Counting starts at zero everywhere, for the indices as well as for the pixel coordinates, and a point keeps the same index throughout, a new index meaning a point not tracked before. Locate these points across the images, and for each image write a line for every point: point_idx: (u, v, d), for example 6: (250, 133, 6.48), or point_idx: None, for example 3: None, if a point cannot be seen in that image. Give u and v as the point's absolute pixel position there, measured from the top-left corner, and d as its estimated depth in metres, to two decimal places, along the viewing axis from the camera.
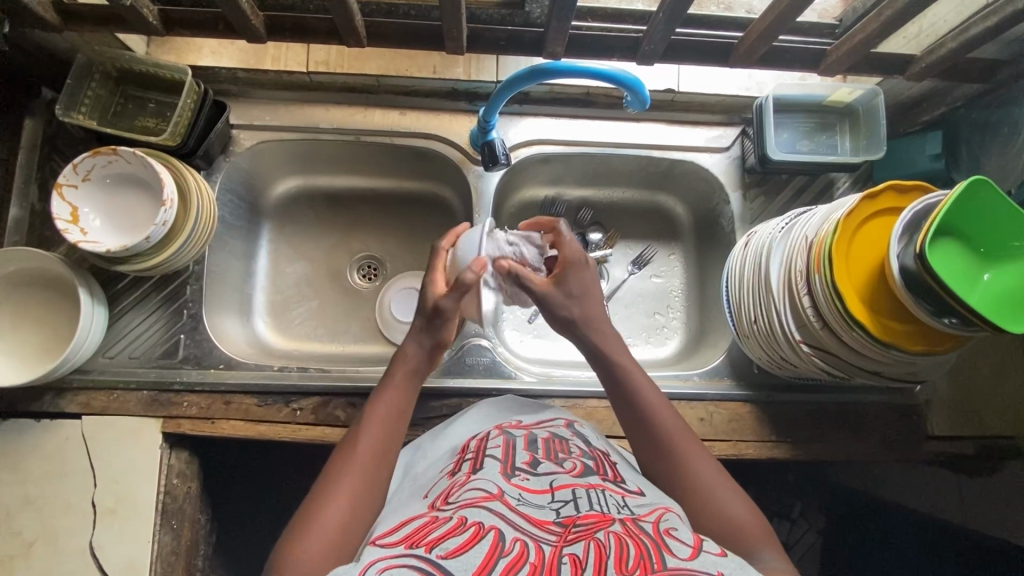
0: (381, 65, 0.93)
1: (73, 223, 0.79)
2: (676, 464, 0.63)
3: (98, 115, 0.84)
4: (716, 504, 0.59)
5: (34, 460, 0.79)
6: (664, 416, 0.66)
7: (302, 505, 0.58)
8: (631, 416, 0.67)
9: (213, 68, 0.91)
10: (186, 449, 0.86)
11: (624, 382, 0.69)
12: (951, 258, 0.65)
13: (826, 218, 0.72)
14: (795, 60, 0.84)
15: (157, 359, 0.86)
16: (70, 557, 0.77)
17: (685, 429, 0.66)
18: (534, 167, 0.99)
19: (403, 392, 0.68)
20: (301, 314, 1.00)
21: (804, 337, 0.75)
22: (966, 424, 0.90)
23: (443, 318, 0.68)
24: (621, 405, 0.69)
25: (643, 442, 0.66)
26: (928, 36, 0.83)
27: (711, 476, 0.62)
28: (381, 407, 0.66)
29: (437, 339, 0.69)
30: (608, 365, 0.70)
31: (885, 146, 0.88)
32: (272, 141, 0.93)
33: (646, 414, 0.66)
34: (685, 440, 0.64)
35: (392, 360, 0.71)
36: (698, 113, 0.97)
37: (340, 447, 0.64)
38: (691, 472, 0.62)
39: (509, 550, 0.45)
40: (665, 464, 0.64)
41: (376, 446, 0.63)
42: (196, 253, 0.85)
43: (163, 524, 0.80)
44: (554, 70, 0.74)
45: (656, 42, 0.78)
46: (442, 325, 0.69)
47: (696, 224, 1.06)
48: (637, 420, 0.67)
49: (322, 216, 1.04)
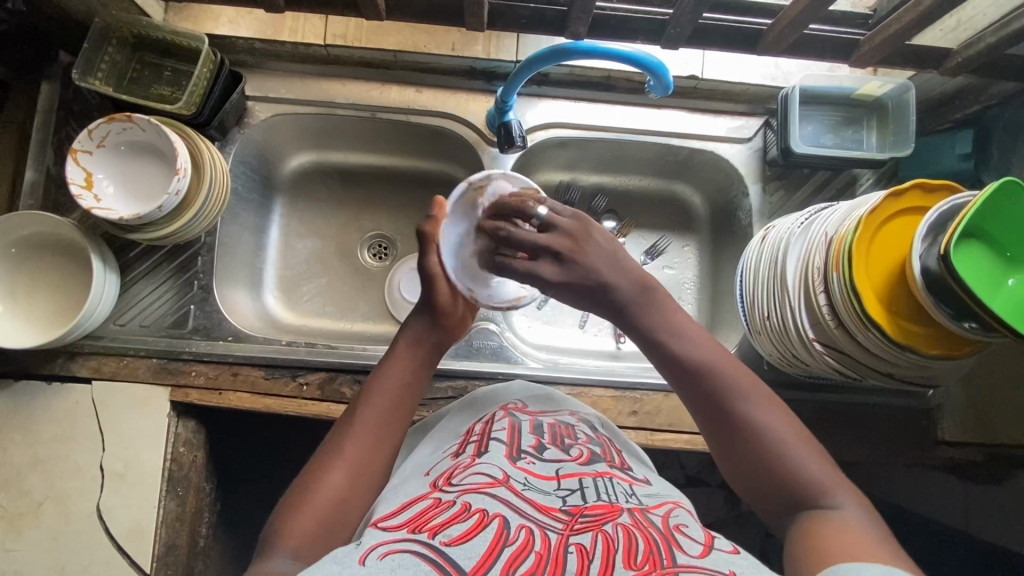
0: (400, 39, 0.91)
1: (87, 189, 0.79)
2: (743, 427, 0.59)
3: (114, 80, 0.84)
4: (788, 459, 0.56)
5: (45, 422, 0.80)
6: (748, 408, 0.59)
7: (301, 479, 0.58)
8: (707, 409, 0.61)
9: (230, 37, 0.89)
10: (194, 418, 0.86)
11: (682, 359, 0.63)
12: (977, 261, 0.63)
13: (847, 215, 0.70)
14: (825, 49, 0.81)
15: (167, 328, 0.86)
16: (77, 519, 0.78)
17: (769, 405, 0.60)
18: (551, 151, 0.98)
19: (408, 366, 0.67)
20: (310, 291, 1.00)
21: (818, 336, 0.74)
22: (978, 432, 0.88)
23: (430, 282, 0.70)
24: (689, 392, 0.62)
25: (695, 398, 0.62)
26: (967, 29, 0.81)
27: (770, 418, 0.59)
28: (386, 382, 0.65)
29: (431, 306, 0.71)
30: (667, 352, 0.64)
31: (912, 143, 0.86)
32: (286, 115, 0.93)
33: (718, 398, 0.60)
34: (740, 379, 0.61)
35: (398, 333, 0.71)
36: (721, 102, 0.95)
37: (341, 418, 0.64)
38: (761, 431, 0.58)
39: (514, 538, 0.45)
40: (750, 450, 0.58)
41: (378, 422, 0.62)
42: (208, 224, 0.85)
43: (169, 491, 0.81)
44: (577, 51, 0.73)
45: (682, 24, 0.76)
46: (429, 290, 0.70)
47: (712, 216, 1.04)
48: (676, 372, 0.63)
49: (335, 192, 1.04)
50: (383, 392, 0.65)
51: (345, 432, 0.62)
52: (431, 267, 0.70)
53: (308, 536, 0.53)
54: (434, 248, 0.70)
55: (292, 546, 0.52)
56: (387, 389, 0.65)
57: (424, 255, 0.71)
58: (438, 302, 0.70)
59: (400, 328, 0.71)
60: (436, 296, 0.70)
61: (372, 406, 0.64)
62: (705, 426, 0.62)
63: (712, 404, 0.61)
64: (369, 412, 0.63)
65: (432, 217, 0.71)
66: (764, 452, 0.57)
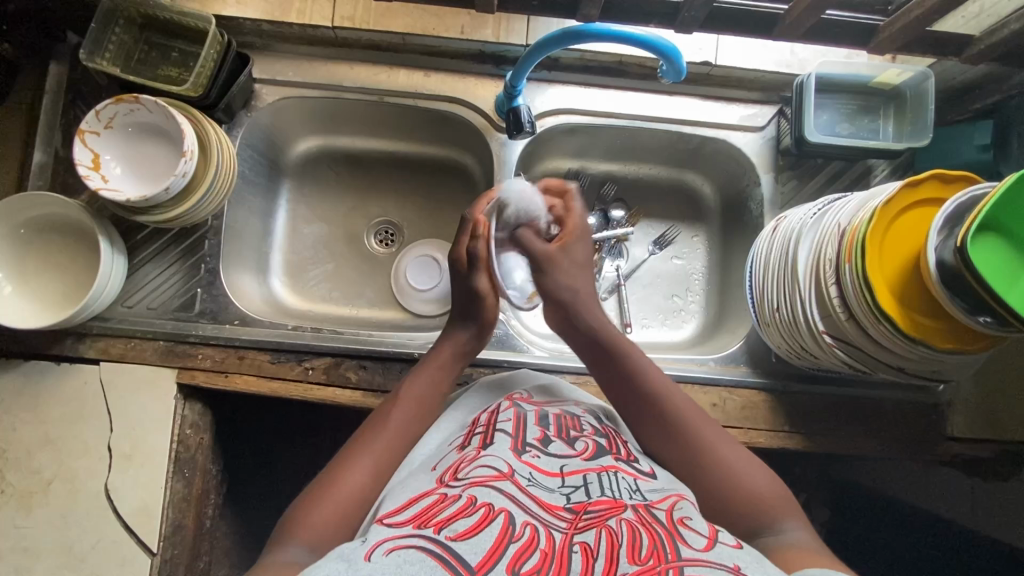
0: (408, 22, 0.89)
1: (94, 169, 0.79)
2: (691, 446, 0.62)
3: (121, 61, 0.83)
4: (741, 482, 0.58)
5: (54, 401, 0.81)
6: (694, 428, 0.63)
7: (322, 474, 0.58)
8: (654, 425, 0.64)
9: (238, 19, 0.88)
10: (200, 401, 0.87)
11: (633, 379, 0.67)
12: (998, 254, 0.61)
13: (863, 204, 0.69)
14: (844, 36, 0.79)
15: (174, 310, 0.86)
16: (85, 499, 0.79)
17: (717, 431, 0.63)
18: (561, 138, 0.97)
19: (440, 376, 0.69)
20: (317, 276, 1.00)
21: (827, 328, 0.73)
22: (989, 427, 0.87)
23: (476, 297, 0.71)
24: (636, 407, 0.66)
25: (641, 415, 0.65)
26: (990, 15, 0.79)
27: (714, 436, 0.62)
28: (417, 387, 0.67)
29: (478, 319, 0.72)
30: (619, 367, 0.68)
31: (931, 133, 0.84)
32: (294, 97, 0.92)
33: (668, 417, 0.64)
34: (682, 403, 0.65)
35: (438, 341, 0.73)
36: (734, 90, 0.93)
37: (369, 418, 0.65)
38: (709, 451, 0.61)
39: (519, 534, 0.45)
40: (698, 468, 0.60)
41: (406, 425, 0.64)
42: (215, 206, 0.84)
43: (176, 472, 0.82)
44: (590, 33, 0.70)
45: (696, 8, 0.74)
46: (476, 307, 0.72)
47: (723, 207, 1.03)
48: (613, 374, 0.68)
49: (343, 177, 1.03)
50: (414, 398, 0.66)
51: (373, 430, 0.62)
52: (479, 286, 0.71)
53: (326, 532, 0.53)
54: (484, 268, 0.71)
55: (310, 539, 0.52)
56: (417, 395, 0.66)
57: (471, 274, 0.71)
58: (489, 317, 0.73)
59: (443, 339, 0.73)
60: (485, 311, 0.72)
61: (403, 408, 0.65)
62: (649, 443, 0.64)
63: (660, 420, 0.64)
64: (400, 416, 0.64)
65: (478, 237, 0.69)
66: (711, 470, 0.60)
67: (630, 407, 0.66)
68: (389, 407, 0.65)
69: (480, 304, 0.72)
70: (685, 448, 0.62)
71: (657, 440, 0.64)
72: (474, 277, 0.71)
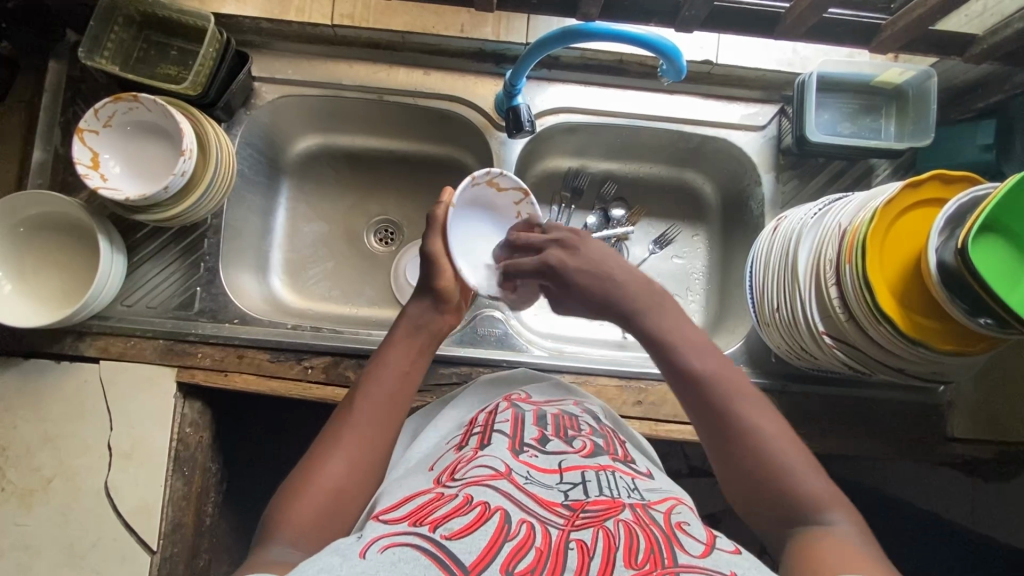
0: (407, 20, 0.89)
1: (93, 168, 0.79)
2: (753, 447, 0.57)
3: (120, 60, 0.83)
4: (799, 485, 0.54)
5: (54, 399, 0.81)
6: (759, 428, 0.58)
7: (298, 468, 0.58)
8: (715, 424, 0.59)
9: (237, 17, 0.87)
10: (199, 399, 0.87)
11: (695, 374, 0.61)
12: (999, 256, 0.61)
13: (863, 205, 0.68)
14: (845, 34, 0.79)
15: (174, 309, 0.87)
16: (84, 497, 0.79)
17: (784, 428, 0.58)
18: (561, 137, 0.96)
19: (406, 358, 0.67)
20: (317, 274, 1.00)
21: (827, 328, 0.73)
22: (989, 427, 0.87)
23: (429, 261, 0.71)
24: (697, 405, 0.61)
25: (702, 413, 0.60)
26: (993, 15, 0.78)
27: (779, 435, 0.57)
28: (385, 372, 0.65)
29: (432, 288, 0.71)
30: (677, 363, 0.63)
31: (933, 132, 0.83)
32: (293, 96, 0.92)
33: (730, 416, 0.59)
34: (749, 399, 0.60)
35: (394, 324, 0.71)
36: (735, 88, 0.93)
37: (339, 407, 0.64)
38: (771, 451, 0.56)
39: (514, 533, 0.45)
40: (756, 470, 0.56)
41: (377, 412, 0.62)
42: (215, 204, 0.84)
43: (176, 471, 0.82)
44: (587, 33, 0.70)
45: (697, 7, 0.74)
46: (432, 271, 0.71)
47: (723, 206, 1.02)
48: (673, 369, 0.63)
49: (342, 175, 1.03)
50: (382, 382, 0.65)
51: (344, 421, 0.62)
52: (433, 249, 0.71)
53: (308, 527, 0.53)
54: (438, 230, 0.72)
55: (292, 536, 0.52)
56: (385, 379, 0.65)
57: (427, 236, 0.72)
58: (444, 283, 0.71)
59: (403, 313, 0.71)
60: (439, 278, 0.71)
61: (370, 393, 0.63)
62: (709, 441, 0.60)
63: (721, 418, 0.59)
64: (368, 402, 0.63)
65: (442, 203, 0.73)
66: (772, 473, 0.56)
67: (689, 397, 0.61)
68: (358, 394, 0.64)
69: (436, 270, 0.71)
70: (746, 449, 0.57)
71: (719, 440, 0.59)
72: (429, 239, 0.72)
